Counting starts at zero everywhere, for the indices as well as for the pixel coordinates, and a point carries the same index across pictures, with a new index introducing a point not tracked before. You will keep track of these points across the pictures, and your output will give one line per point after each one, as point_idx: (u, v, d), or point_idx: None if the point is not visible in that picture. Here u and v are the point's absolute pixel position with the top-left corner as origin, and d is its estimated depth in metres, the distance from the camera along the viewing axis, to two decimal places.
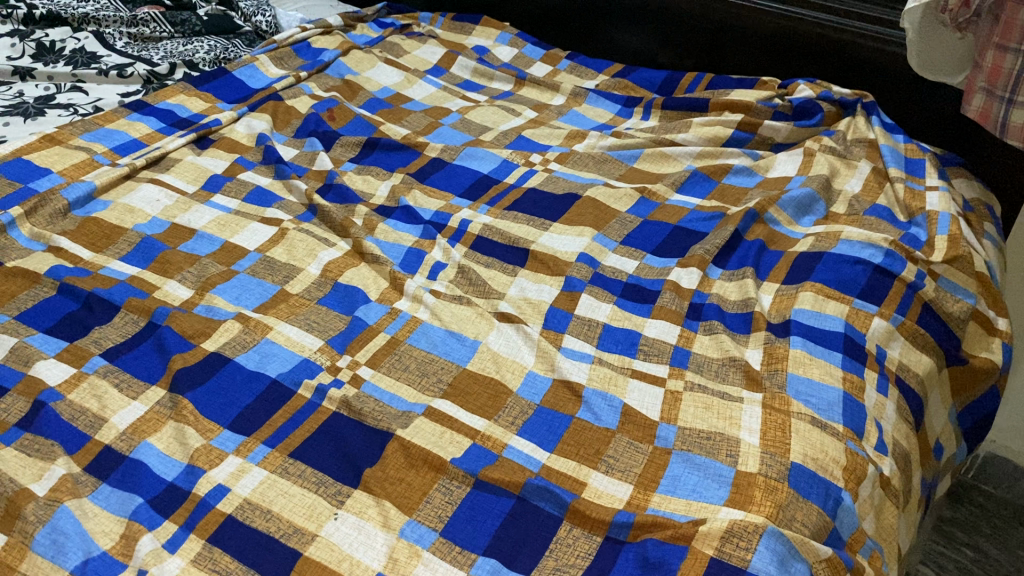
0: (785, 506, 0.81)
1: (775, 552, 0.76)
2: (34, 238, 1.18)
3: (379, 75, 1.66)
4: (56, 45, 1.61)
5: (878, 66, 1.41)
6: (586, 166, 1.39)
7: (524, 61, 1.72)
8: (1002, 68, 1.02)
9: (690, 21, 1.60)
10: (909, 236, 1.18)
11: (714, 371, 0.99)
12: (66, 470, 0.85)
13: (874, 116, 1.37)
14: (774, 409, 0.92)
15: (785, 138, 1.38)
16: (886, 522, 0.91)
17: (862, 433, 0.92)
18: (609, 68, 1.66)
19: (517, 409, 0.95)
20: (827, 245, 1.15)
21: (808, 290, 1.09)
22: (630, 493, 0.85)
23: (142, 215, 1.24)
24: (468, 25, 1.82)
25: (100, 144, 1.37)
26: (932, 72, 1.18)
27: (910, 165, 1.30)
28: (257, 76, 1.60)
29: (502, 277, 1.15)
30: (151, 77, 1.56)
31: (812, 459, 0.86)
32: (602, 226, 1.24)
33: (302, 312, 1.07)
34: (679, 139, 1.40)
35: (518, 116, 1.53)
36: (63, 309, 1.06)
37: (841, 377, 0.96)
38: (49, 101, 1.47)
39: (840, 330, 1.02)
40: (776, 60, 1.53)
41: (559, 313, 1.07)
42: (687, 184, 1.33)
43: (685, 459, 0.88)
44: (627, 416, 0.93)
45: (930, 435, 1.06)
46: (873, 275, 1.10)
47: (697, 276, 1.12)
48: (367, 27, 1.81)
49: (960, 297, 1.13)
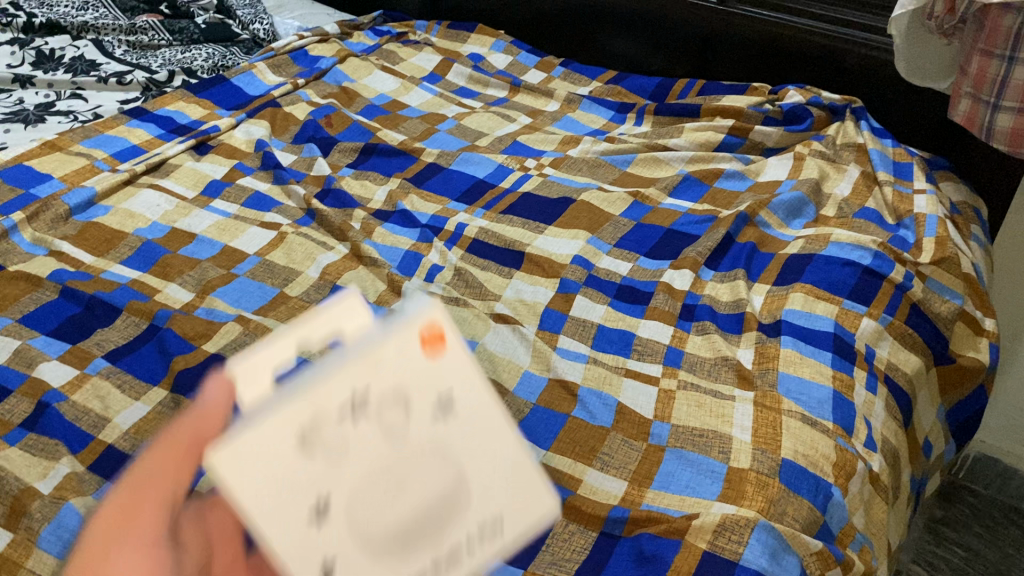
0: (777, 501, 0.83)
1: (766, 544, 0.78)
2: (36, 242, 1.20)
3: (375, 82, 1.68)
4: (55, 53, 1.63)
5: (866, 73, 1.44)
6: (580, 170, 1.41)
7: (519, 68, 1.74)
8: (986, 74, 1.04)
9: (682, 29, 1.62)
10: (898, 238, 1.20)
11: (706, 371, 1.01)
12: (71, 469, 0.86)
13: (863, 121, 1.39)
14: (765, 407, 0.94)
15: (776, 142, 1.40)
16: (876, 518, 0.93)
17: (852, 430, 0.94)
18: (603, 75, 1.68)
19: (513, 408, 0.96)
20: (817, 247, 1.17)
21: (798, 292, 1.11)
22: (624, 489, 0.87)
23: (143, 220, 1.26)
24: (463, 33, 1.84)
25: (100, 150, 1.38)
26: (919, 78, 1.21)
27: (898, 169, 1.33)
28: (254, 83, 1.62)
29: (498, 279, 1.17)
30: (149, 85, 1.58)
31: (803, 455, 0.88)
32: (597, 229, 1.26)
33: (302, 315, 1.09)
34: (672, 143, 1.42)
35: (513, 122, 1.56)
36: (66, 312, 1.08)
37: (831, 376, 0.98)
38: (49, 108, 1.49)
39: (830, 330, 1.04)
40: (766, 66, 1.56)
41: (555, 314, 1.09)
42: (680, 187, 1.35)
43: (678, 456, 0.90)
44: (621, 414, 0.95)
45: (919, 433, 1.08)
46: (863, 276, 1.12)
47: (690, 278, 1.14)
48: (363, 35, 1.83)
49: (948, 298, 1.15)
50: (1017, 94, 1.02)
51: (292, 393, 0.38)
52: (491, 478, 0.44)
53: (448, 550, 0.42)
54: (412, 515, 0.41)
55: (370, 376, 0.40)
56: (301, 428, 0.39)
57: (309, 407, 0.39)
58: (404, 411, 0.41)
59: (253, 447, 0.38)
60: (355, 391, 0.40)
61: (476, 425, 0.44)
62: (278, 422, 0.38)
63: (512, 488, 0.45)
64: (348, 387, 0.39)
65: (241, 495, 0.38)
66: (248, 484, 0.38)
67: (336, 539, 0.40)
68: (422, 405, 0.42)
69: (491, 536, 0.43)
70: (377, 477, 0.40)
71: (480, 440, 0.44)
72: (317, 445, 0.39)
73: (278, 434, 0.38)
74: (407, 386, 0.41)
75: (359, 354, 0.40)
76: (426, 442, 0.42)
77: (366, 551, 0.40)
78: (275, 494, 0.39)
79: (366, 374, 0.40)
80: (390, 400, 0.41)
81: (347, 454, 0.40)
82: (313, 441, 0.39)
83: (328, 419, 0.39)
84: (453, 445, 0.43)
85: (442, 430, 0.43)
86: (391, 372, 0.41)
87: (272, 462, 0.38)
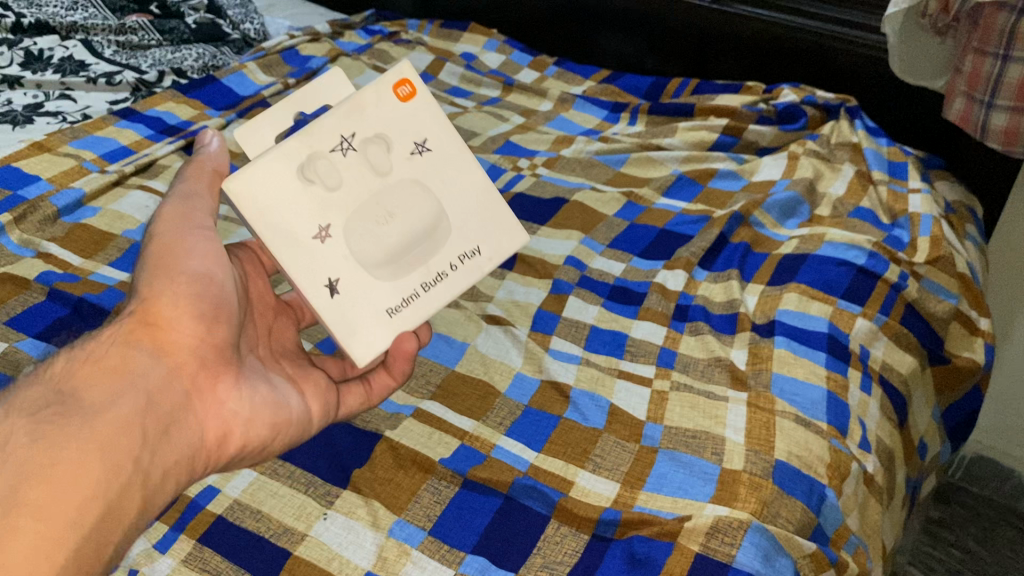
0: (770, 502, 0.82)
1: (760, 546, 0.77)
2: (24, 244, 1.19)
3: (367, 81, 1.67)
4: (44, 53, 1.61)
5: (860, 72, 1.43)
6: (574, 171, 1.40)
7: (512, 67, 1.73)
8: (981, 72, 1.04)
9: (676, 28, 1.61)
10: (893, 237, 1.19)
11: (700, 372, 1.00)
12: None
13: (858, 120, 1.38)
14: (759, 408, 0.93)
15: (770, 142, 1.39)
16: (871, 519, 0.92)
17: (846, 431, 0.93)
18: (596, 74, 1.67)
19: (505, 409, 0.96)
20: (811, 247, 1.17)
21: (793, 292, 1.10)
22: (616, 491, 0.86)
23: (132, 221, 1.24)
24: (455, 32, 1.83)
25: (89, 151, 1.37)
26: (912, 76, 1.20)
27: (893, 167, 1.32)
28: (245, 83, 1.61)
29: (490, 280, 1.16)
30: (139, 86, 1.57)
31: (796, 457, 0.87)
32: (590, 230, 1.25)
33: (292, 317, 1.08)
34: (666, 143, 1.41)
35: (506, 121, 1.55)
36: (53, 314, 1.07)
37: (825, 377, 0.97)
38: (37, 109, 1.48)
39: (824, 330, 1.03)
40: (761, 64, 1.55)
41: (547, 315, 1.09)
42: (674, 188, 1.34)
43: (671, 458, 0.89)
44: (614, 415, 0.94)
45: (915, 433, 1.07)
46: (857, 276, 1.11)
47: (683, 278, 1.13)
48: (355, 35, 1.82)
49: (943, 297, 1.14)
50: (1013, 93, 1.01)
51: (300, 140, 0.70)
52: (455, 211, 0.78)
53: (431, 272, 0.77)
54: (393, 233, 0.74)
55: (353, 130, 0.72)
56: (306, 161, 0.71)
57: (309, 152, 0.71)
58: (383, 152, 0.74)
59: (270, 171, 0.70)
60: (342, 137, 0.72)
61: (440, 168, 0.77)
62: (296, 158, 0.70)
63: (478, 220, 0.79)
64: (338, 134, 0.71)
65: (268, 216, 0.70)
66: (276, 207, 0.70)
67: (337, 251, 0.72)
68: (399, 148, 0.75)
69: (469, 254, 0.78)
70: (369, 207, 0.73)
71: (447, 178, 0.78)
72: (323, 178, 0.71)
73: (293, 162, 0.70)
74: (388, 140, 0.74)
75: (349, 110, 0.72)
76: (403, 178, 0.75)
77: (361, 261, 0.73)
78: (293, 217, 0.71)
79: (351, 126, 0.72)
80: (372, 144, 0.73)
81: (348, 185, 0.72)
82: (318, 163, 0.71)
83: (325, 155, 0.71)
84: (426, 179, 0.77)
85: (408, 174, 0.75)
86: (367, 125, 0.73)
87: (290, 182, 0.70)
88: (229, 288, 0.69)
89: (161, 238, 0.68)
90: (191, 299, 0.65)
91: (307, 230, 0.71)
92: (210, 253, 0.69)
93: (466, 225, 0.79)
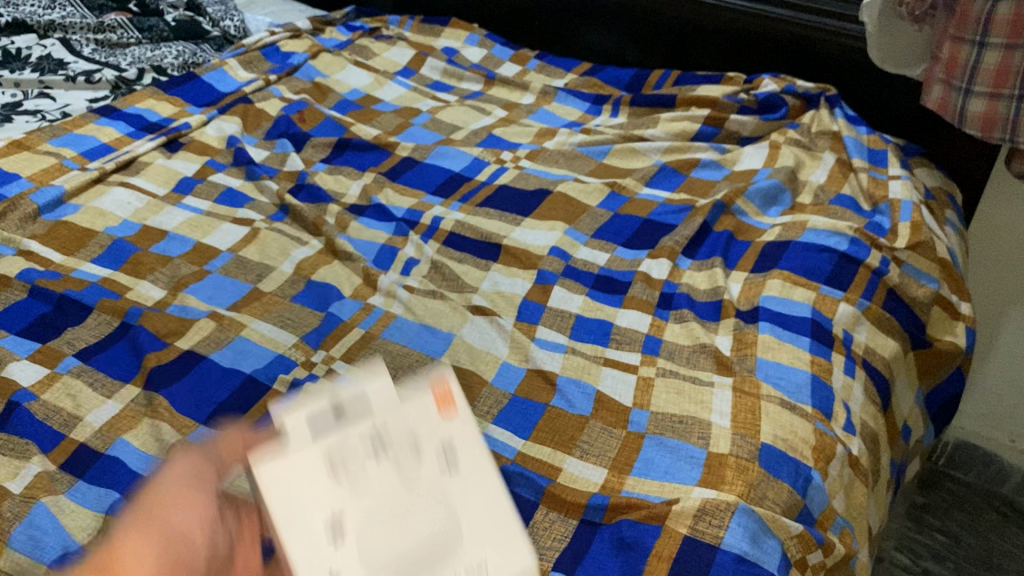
0: (757, 485, 0.83)
1: (747, 528, 0.78)
2: (4, 242, 1.17)
3: (348, 77, 1.67)
4: (22, 52, 1.60)
5: (837, 62, 1.45)
6: (557, 163, 1.41)
7: (494, 61, 1.73)
8: (958, 59, 1.04)
9: (656, 20, 1.61)
10: (873, 223, 1.20)
11: (685, 358, 1.00)
12: (42, 468, 0.85)
13: (837, 109, 1.39)
14: (744, 393, 0.94)
15: (751, 132, 1.40)
16: (856, 501, 0.93)
17: (830, 414, 0.94)
18: (578, 67, 1.67)
19: (492, 399, 0.96)
20: (794, 234, 1.17)
21: (776, 278, 1.11)
22: (604, 477, 0.86)
23: (113, 218, 1.24)
24: (436, 27, 1.83)
25: (69, 149, 1.37)
26: (892, 64, 1.21)
27: (873, 155, 1.33)
28: (226, 80, 1.61)
29: (476, 271, 1.16)
30: (119, 83, 1.56)
31: (782, 440, 0.88)
32: (574, 221, 1.25)
33: (276, 310, 1.08)
34: (648, 134, 1.42)
35: (488, 115, 1.55)
36: (35, 311, 1.06)
37: (809, 361, 0.98)
38: (16, 108, 1.47)
39: (808, 315, 1.04)
40: (741, 56, 1.55)
41: (533, 305, 1.09)
42: (656, 178, 1.35)
43: (658, 442, 0.89)
44: (600, 402, 0.95)
45: (898, 417, 1.08)
46: (839, 262, 1.12)
47: (667, 267, 1.13)
48: (335, 31, 1.81)
49: (924, 282, 1.15)
50: (990, 79, 1.01)
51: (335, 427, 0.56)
52: (484, 530, 0.57)
53: None
54: (417, 549, 0.54)
55: (386, 419, 0.57)
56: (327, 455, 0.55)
57: (341, 441, 0.56)
58: (418, 460, 0.57)
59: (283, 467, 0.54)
60: (374, 434, 0.56)
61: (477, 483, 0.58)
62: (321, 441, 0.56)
63: (506, 542, 0.57)
64: (373, 433, 0.56)
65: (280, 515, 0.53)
66: (289, 487, 0.54)
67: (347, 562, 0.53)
68: (430, 455, 0.57)
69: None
70: (387, 512, 0.55)
71: (480, 493, 0.58)
72: (349, 465, 0.55)
73: (312, 461, 0.55)
74: (422, 438, 0.58)
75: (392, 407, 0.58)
76: (433, 492, 0.56)
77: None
78: (308, 511, 0.54)
79: (385, 423, 0.57)
80: (404, 447, 0.57)
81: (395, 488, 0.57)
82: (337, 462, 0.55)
83: (350, 451, 0.56)
84: (459, 495, 0.57)
85: (450, 480, 0.57)
86: (406, 424, 0.58)
87: (305, 481, 0.54)
88: (209, 552, 0.63)
89: (161, 492, 0.66)
90: (155, 555, 0.61)
91: (318, 532, 0.53)
92: (202, 512, 0.65)
93: (491, 551, 0.56)
